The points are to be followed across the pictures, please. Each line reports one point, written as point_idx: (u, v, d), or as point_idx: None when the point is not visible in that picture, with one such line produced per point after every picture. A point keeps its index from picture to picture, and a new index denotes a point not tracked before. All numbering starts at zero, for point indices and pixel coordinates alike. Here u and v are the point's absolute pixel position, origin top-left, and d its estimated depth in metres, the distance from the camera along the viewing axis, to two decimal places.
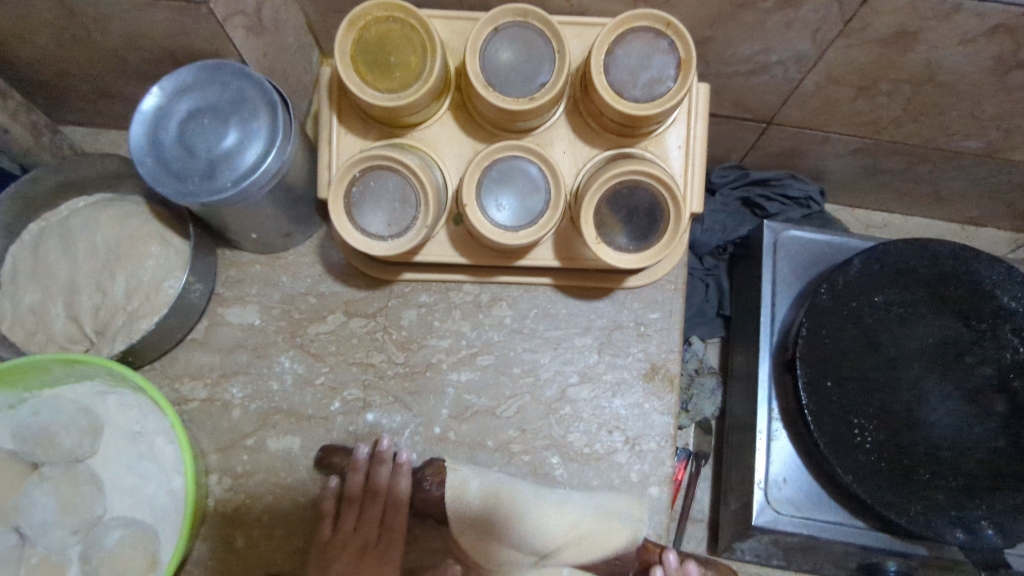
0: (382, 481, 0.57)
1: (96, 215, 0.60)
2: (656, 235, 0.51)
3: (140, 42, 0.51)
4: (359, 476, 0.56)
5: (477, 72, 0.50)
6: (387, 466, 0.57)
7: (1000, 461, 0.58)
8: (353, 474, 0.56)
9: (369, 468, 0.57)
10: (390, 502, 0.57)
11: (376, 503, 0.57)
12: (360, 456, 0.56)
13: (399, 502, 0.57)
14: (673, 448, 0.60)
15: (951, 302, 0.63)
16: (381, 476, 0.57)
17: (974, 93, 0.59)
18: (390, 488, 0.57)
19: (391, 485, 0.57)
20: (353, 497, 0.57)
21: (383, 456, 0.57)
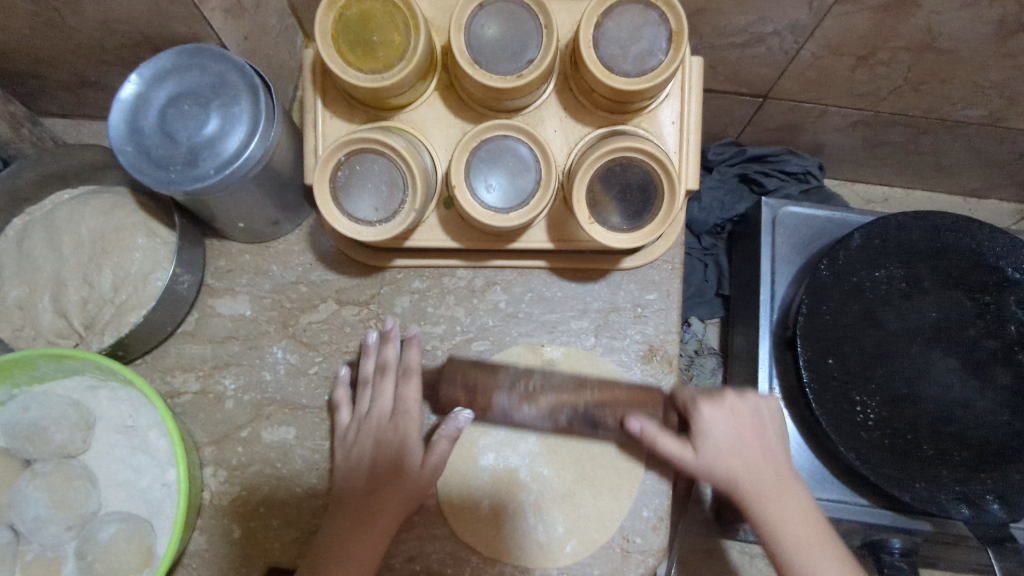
0: (391, 359, 0.58)
1: (79, 209, 0.59)
2: (650, 212, 0.50)
3: (116, 28, 0.50)
4: (370, 363, 0.58)
5: (462, 49, 0.48)
6: (397, 343, 0.58)
7: (1004, 434, 0.57)
8: (365, 362, 0.58)
9: (378, 351, 0.59)
10: (401, 375, 0.57)
11: (387, 378, 0.57)
12: (370, 341, 0.59)
13: (408, 373, 0.57)
14: None
15: (954, 276, 0.61)
16: (390, 356, 0.58)
17: (976, 59, 0.58)
18: (400, 363, 0.58)
19: (401, 360, 0.58)
20: (364, 381, 0.58)
21: (391, 335, 0.58)
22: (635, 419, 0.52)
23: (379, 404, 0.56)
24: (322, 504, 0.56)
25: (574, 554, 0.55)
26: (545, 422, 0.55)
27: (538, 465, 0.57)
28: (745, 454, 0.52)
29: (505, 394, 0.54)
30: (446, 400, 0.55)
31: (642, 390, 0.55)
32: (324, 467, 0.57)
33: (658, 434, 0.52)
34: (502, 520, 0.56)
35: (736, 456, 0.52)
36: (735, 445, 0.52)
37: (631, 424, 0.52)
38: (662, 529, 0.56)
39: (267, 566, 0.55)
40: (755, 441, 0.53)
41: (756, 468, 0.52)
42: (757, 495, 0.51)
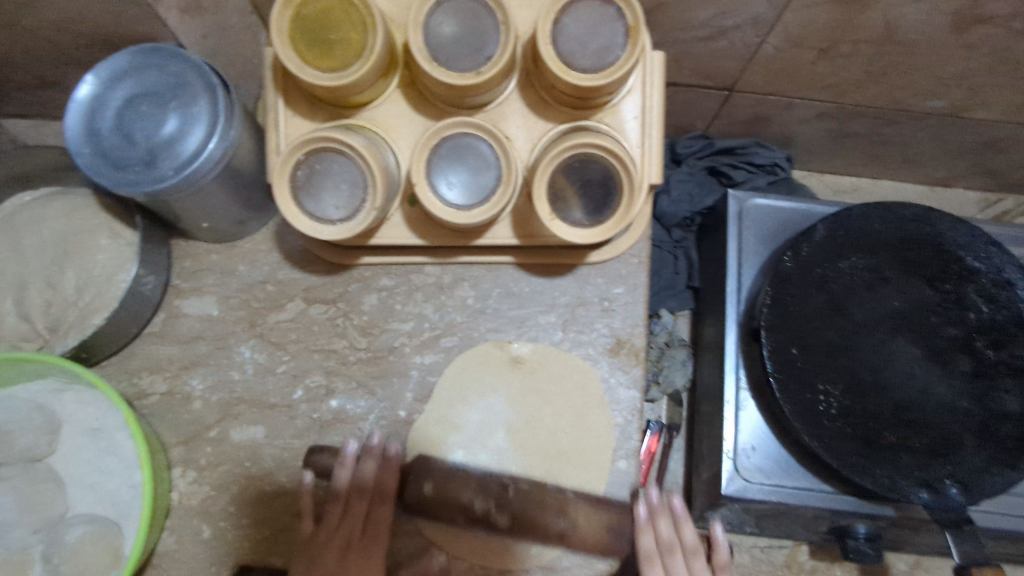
0: (368, 478, 0.55)
1: (43, 209, 0.59)
2: (611, 207, 0.50)
3: (71, 28, 0.49)
4: (344, 474, 0.55)
5: (420, 47, 0.48)
6: (375, 460, 0.55)
7: (964, 420, 0.59)
8: (339, 470, 0.55)
9: (357, 462, 0.55)
10: (377, 495, 0.55)
11: (363, 499, 0.55)
12: (348, 450, 0.55)
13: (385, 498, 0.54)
14: (641, 421, 0.59)
15: (916, 265, 0.62)
16: (365, 472, 0.55)
17: (934, 51, 0.58)
18: (378, 482, 0.55)
19: (379, 479, 0.55)
20: (339, 493, 0.55)
21: (374, 450, 0.55)
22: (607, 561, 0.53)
23: (350, 523, 0.54)
24: (292, 504, 0.56)
25: (540, 558, 0.56)
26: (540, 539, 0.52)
27: (507, 460, 0.58)
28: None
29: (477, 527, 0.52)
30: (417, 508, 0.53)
31: (607, 515, 0.54)
32: (293, 467, 0.57)
33: None
34: None
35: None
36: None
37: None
38: None
39: (236, 565, 0.55)
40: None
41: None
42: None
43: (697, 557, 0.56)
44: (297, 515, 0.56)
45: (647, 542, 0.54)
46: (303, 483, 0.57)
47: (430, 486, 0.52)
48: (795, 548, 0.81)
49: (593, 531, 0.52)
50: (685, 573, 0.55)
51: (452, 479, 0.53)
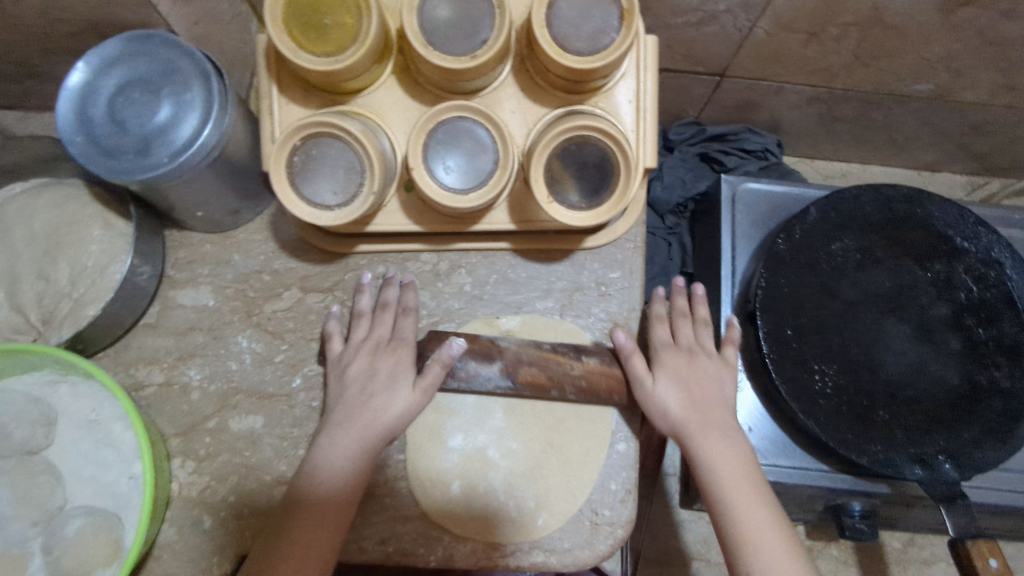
0: (391, 298, 0.59)
1: (33, 201, 0.58)
2: (607, 189, 0.51)
3: (59, 15, 0.49)
4: (366, 300, 0.59)
5: (414, 31, 0.48)
6: (396, 286, 0.59)
7: (955, 397, 0.60)
8: (360, 299, 0.59)
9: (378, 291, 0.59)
10: (399, 314, 0.58)
11: (385, 315, 0.58)
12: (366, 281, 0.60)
13: (406, 316, 0.58)
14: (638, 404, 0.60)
15: (906, 245, 0.63)
16: (389, 295, 0.59)
17: (922, 32, 0.59)
18: (399, 303, 0.59)
19: (400, 302, 0.59)
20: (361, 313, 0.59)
21: (391, 279, 0.59)
22: (620, 331, 0.58)
23: (376, 333, 0.57)
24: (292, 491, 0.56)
25: (545, 528, 0.56)
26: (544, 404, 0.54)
27: (507, 440, 0.58)
28: (693, 377, 0.57)
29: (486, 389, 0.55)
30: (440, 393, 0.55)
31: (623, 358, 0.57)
32: (292, 454, 0.57)
33: (633, 353, 0.57)
34: (472, 502, 0.56)
35: (686, 389, 0.56)
36: (685, 372, 0.57)
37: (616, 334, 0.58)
38: (631, 500, 0.57)
39: (237, 555, 0.55)
40: (711, 377, 0.57)
41: (699, 403, 0.55)
42: (700, 418, 0.55)
43: (705, 325, 0.62)
44: None
45: (660, 310, 0.62)
46: None
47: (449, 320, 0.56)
48: (791, 530, 0.81)
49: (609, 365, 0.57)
50: (691, 336, 0.60)
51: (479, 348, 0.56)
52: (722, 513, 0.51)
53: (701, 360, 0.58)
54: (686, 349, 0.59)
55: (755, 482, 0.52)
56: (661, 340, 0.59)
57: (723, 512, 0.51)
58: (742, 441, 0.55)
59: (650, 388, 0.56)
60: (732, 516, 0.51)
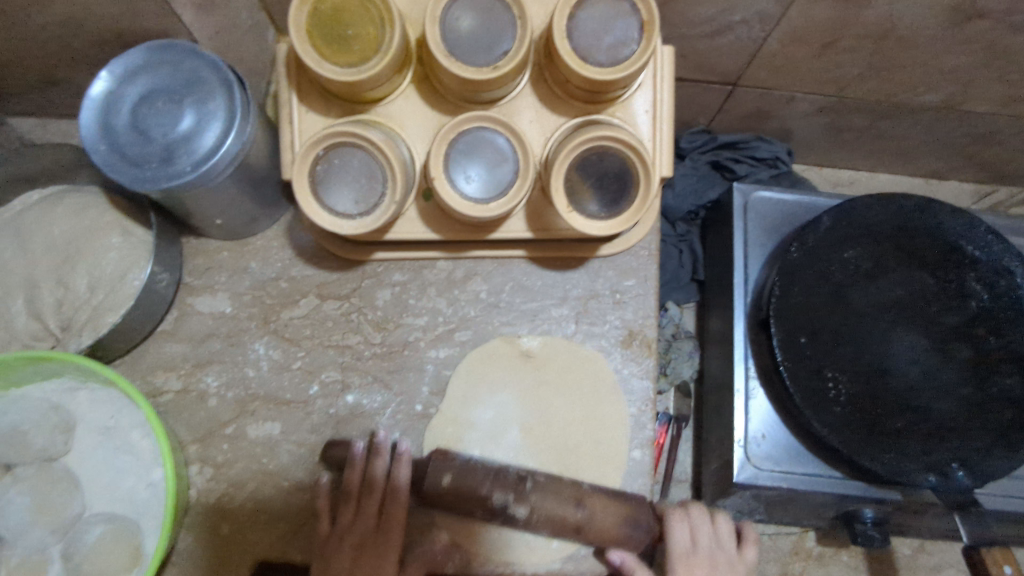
0: (380, 474, 0.56)
1: (51, 208, 0.58)
2: (626, 200, 0.51)
3: (83, 25, 0.49)
4: (355, 474, 0.55)
5: (437, 42, 0.49)
6: (387, 458, 0.56)
7: (967, 405, 0.60)
8: (351, 471, 0.55)
9: (366, 462, 0.56)
10: (389, 493, 0.55)
11: (374, 497, 0.55)
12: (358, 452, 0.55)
13: (398, 495, 0.55)
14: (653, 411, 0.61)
15: (918, 255, 0.64)
16: (379, 470, 0.56)
17: (934, 45, 0.60)
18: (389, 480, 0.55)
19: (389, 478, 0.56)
20: (349, 492, 0.56)
21: (382, 448, 0.56)
22: (615, 553, 0.54)
23: (364, 520, 0.55)
24: (311, 497, 0.57)
25: (561, 552, 0.57)
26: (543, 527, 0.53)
27: (523, 457, 0.58)
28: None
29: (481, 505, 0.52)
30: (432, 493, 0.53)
31: (630, 519, 0.53)
32: (309, 462, 0.57)
33: (637, 568, 0.55)
34: (488, 515, 0.57)
35: None
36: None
37: (613, 555, 0.55)
38: None
39: (255, 560, 0.55)
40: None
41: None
42: None
43: (722, 522, 0.59)
44: (315, 511, 0.56)
45: (678, 521, 0.57)
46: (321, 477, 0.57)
47: (447, 477, 0.52)
48: (801, 536, 0.82)
49: (610, 523, 0.53)
50: (710, 538, 0.57)
51: (467, 479, 0.52)
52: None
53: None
54: (707, 560, 0.56)
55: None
56: (677, 548, 0.56)
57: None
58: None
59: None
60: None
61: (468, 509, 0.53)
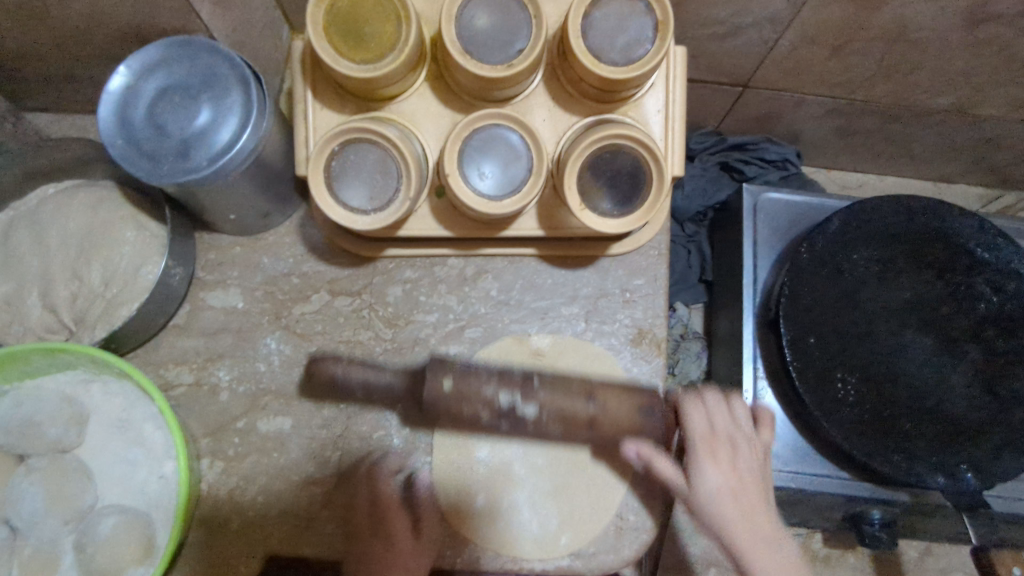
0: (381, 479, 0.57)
1: (66, 202, 0.59)
2: (639, 198, 0.51)
3: (102, 21, 0.50)
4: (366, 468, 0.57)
5: (453, 40, 0.49)
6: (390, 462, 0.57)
7: (976, 406, 0.60)
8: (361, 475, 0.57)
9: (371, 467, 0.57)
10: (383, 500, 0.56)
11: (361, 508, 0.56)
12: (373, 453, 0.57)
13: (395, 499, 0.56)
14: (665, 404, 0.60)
15: (927, 257, 0.64)
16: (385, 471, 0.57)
17: (945, 48, 0.60)
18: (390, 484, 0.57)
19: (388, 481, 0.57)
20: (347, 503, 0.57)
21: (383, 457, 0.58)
22: (631, 446, 0.53)
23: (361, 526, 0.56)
24: (322, 493, 0.57)
25: (570, 548, 0.57)
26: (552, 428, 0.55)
27: (532, 455, 0.58)
28: (740, 481, 0.54)
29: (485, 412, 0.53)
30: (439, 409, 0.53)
31: (640, 411, 0.54)
32: (320, 456, 0.58)
33: (656, 459, 0.53)
34: (497, 514, 0.57)
35: (731, 498, 0.53)
36: (734, 477, 0.54)
37: (626, 448, 0.54)
38: (655, 507, 0.58)
39: (266, 554, 0.55)
40: (754, 468, 0.55)
41: (748, 516, 0.53)
42: (745, 525, 0.53)
43: (734, 397, 0.58)
44: (325, 505, 0.56)
45: (697, 409, 0.55)
46: (331, 472, 0.57)
47: (448, 382, 0.53)
48: (808, 537, 0.82)
49: (623, 413, 0.54)
50: (729, 419, 0.56)
51: (469, 380, 0.53)
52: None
53: (742, 455, 0.55)
54: (727, 441, 0.55)
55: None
56: (698, 434, 0.54)
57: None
58: (788, 547, 0.53)
59: (694, 491, 0.54)
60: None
61: (473, 413, 0.53)
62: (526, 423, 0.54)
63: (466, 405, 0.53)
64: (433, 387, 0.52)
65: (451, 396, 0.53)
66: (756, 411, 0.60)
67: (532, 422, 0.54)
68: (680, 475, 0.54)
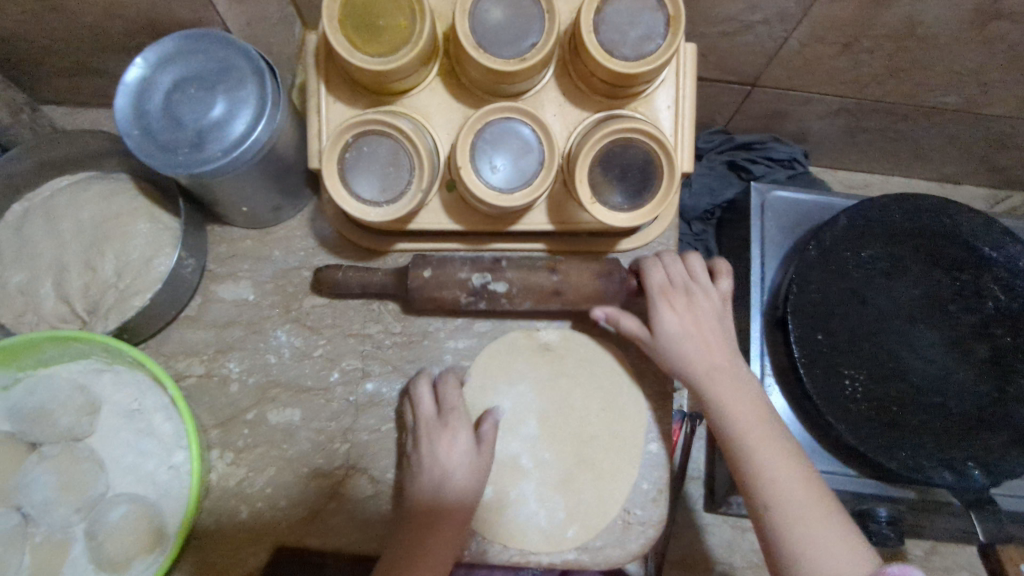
0: (423, 399, 0.57)
1: (80, 194, 0.59)
2: (649, 192, 0.52)
3: (120, 13, 0.50)
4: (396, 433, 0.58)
5: (467, 33, 0.49)
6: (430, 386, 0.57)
7: (984, 403, 0.60)
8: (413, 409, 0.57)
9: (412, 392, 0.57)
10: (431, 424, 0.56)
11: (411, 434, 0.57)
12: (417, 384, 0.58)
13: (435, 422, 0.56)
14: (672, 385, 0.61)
15: (934, 255, 0.64)
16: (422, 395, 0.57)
17: (953, 46, 0.60)
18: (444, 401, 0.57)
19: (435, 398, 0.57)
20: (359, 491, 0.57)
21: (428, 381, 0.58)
22: (597, 310, 0.57)
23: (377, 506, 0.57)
24: (331, 483, 0.57)
25: (578, 540, 0.57)
26: (529, 305, 0.57)
27: (540, 447, 0.59)
28: (698, 329, 0.56)
29: (464, 295, 0.55)
30: (426, 300, 0.56)
31: (603, 278, 0.56)
32: (329, 447, 0.58)
33: (619, 317, 0.57)
34: (505, 506, 0.57)
35: (691, 351, 0.55)
36: (689, 322, 0.56)
37: (594, 312, 0.57)
38: (661, 501, 0.58)
39: (274, 544, 0.55)
40: (711, 317, 0.56)
41: (710, 367, 0.55)
42: (708, 375, 0.55)
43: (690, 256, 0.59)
44: (333, 497, 0.57)
45: (651, 268, 0.57)
46: (340, 463, 0.57)
47: (428, 271, 0.55)
48: None
49: (585, 283, 0.56)
50: (685, 271, 0.57)
51: (444, 267, 0.55)
52: (763, 487, 0.51)
53: (698, 309, 0.56)
54: (683, 293, 0.56)
55: (804, 476, 0.51)
56: (654, 286, 0.56)
57: (772, 524, 0.50)
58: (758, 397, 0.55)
59: (656, 343, 0.56)
60: (783, 525, 0.50)
61: (453, 299, 0.55)
62: (501, 300, 0.56)
63: (447, 295, 0.55)
64: (414, 277, 0.55)
65: (429, 279, 0.55)
66: (714, 265, 0.60)
67: (507, 300, 0.56)
68: (645, 332, 0.57)
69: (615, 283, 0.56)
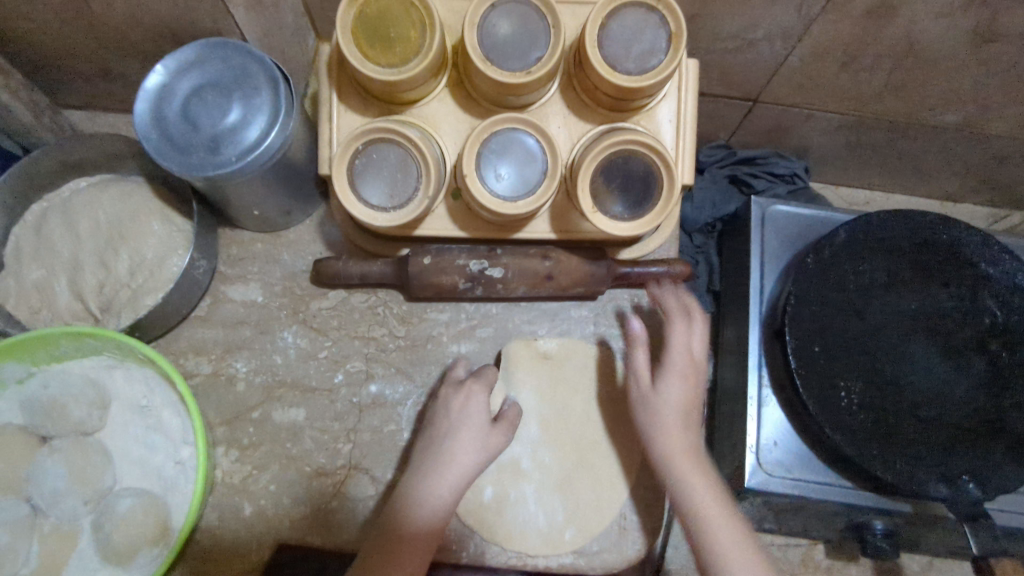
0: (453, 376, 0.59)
1: (97, 195, 0.61)
2: (649, 202, 0.53)
3: (143, 21, 0.52)
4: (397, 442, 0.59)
5: (475, 46, 0.51)
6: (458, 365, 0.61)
7: (979, 418, 0.61)
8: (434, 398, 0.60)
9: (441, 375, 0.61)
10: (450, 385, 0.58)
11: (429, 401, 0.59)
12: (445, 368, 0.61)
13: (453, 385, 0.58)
14: None
15: (932, 271, 0.65)
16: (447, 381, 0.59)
17: (952, 65, 0.61)
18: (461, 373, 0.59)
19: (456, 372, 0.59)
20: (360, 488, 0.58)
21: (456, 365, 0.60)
22: (635, 322, 0.59)
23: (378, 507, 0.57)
24: (333, 482, 0.58)
25: (575, 542, 0.58)
26: (523, 290, 0.59)
27: (541, 450, 0.60)
28: (693, 394, 0.58)
29: (461, 279, 0.58)
30: (426, 284, 0.58)
31: (592, 261, 0.59)
32: (332, 447, 0.59)
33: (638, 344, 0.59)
34: (504, 509, 0.58)
35: (681, 407, 0.57)
36: (688, 390, 0.58)
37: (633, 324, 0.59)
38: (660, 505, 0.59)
39: (276, 542, 0.56)
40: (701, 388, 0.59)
41: (690, 428, 0.57)
42: (685, 429, 0.56)
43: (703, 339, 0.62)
44: (334, 495, 0.58)
45: (676, 322, 0.59)
46: (342, 462, 0.59)
47: (427, 258, 0.58)
48: (811, 548, 0.81)
49: (576, 268, 0.59)
50: (701, 348, 0.60)
51: (444, 258, 0.58)
52: (703, 527, 0.52)
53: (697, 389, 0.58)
54: (694, 363, 0.59)
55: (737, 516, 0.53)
56: (678, 347, 0.59)
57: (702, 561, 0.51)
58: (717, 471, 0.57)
59: (649, 389, 0.58)
60: (711, 562, 0.51)
61: (451, 284, 0.58)
62: (497, 285, 0.58)
63: (446, 278, 0.58)
64: (415, 263, 0.57)
65: (430, 265, 0.57)
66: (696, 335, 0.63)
67: (502, 286, 0.59)
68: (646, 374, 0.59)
69: (602, 270, 0.59)
